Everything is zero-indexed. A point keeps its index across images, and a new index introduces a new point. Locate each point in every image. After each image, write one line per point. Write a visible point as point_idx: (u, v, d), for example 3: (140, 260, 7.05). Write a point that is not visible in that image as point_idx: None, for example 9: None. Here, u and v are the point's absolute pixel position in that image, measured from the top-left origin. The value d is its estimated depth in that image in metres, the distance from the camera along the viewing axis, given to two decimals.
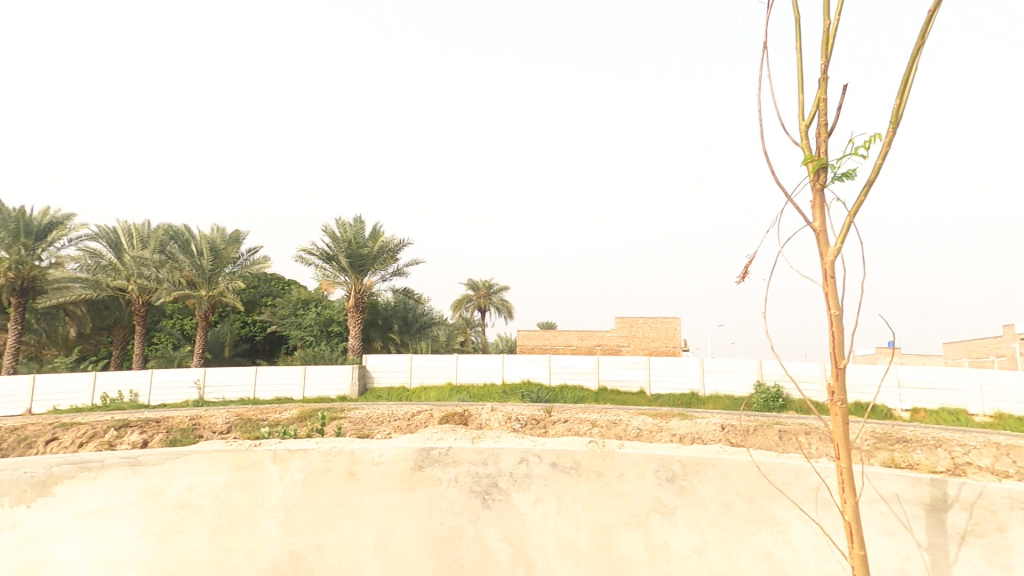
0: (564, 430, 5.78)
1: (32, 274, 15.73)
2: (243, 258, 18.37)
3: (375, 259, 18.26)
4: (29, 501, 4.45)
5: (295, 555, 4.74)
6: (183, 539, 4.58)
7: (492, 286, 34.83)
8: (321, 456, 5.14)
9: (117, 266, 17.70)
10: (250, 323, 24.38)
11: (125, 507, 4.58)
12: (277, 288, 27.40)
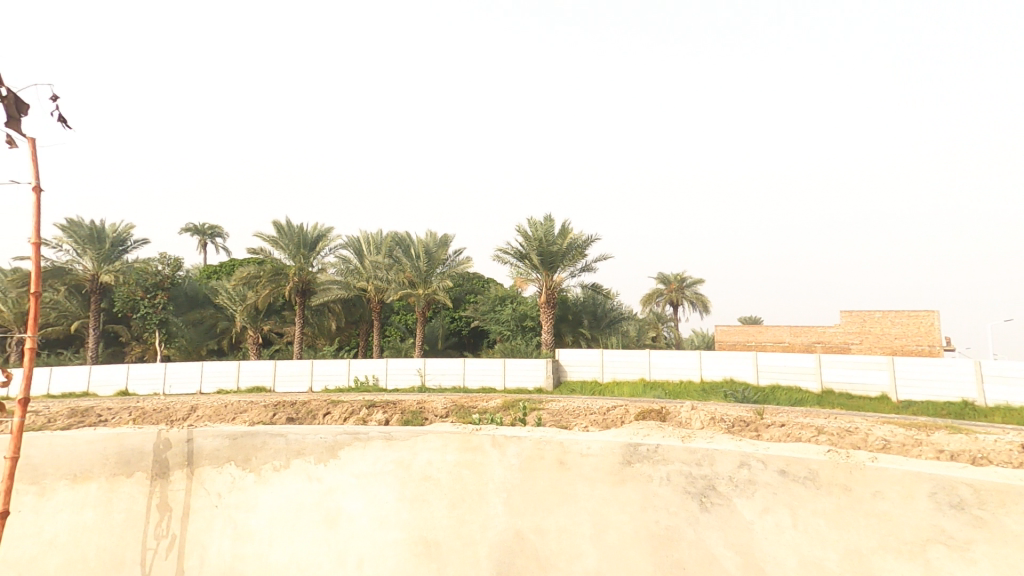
0: (781, 435, 5.14)
1: (308, 278, 22.09)
2: (449, 259, 22.39)
3: (565, 256, 21.18)
4: (326, 460, 5.41)
5: (519, 534, 5.17)
6: (429, 507, 5.35)
7: (684, 280, 39.00)
8: (533, 444, 5.48)
9: (359, 269, 22.69)
10: (456, 318, 30.21)
11: (386, 473, 5.46)
12: (477, 286, 33.05)
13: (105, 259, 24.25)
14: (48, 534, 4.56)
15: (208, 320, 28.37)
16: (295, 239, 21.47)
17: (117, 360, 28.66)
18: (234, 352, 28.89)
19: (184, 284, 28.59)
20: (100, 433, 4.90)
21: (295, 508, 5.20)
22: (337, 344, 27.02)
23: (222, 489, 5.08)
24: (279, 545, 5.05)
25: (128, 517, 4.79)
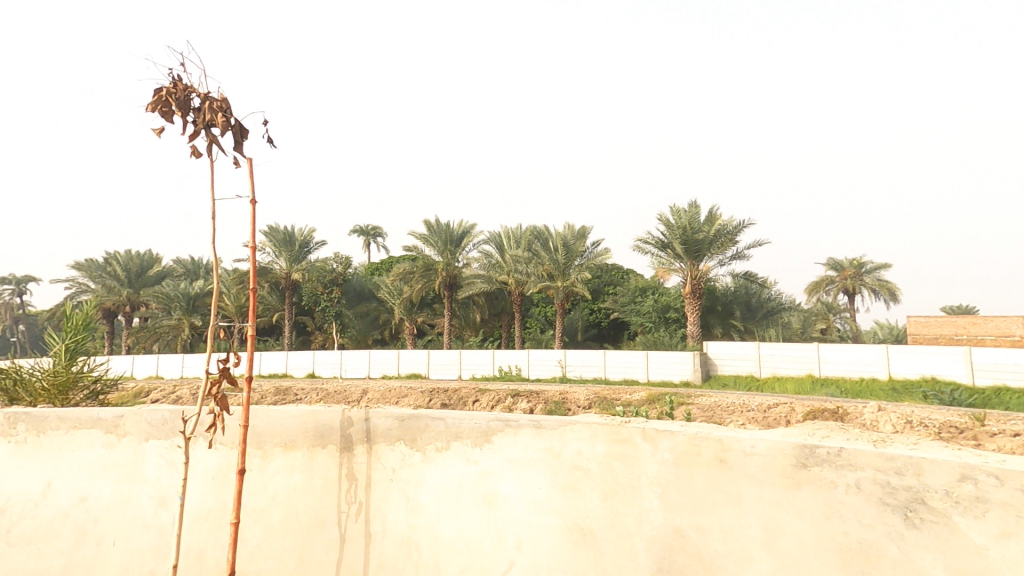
0: (1014, 448, 4.26)
1: (454, 272, 29.49)
2: (587, 251, 27.73)
3: (710, 242, 25.91)
4: (481, 445, 5.73)
5: (679, 530, 4.97)
6: (581, 496, 5.41)
7: (862, 266, 42.25)
8: (688, 440, 5.13)
9: (500, 263, 29.54)
10: (595, 309, 37.33)
11: (537, 460, 5.63)
12: (613, 278, 40.14)
13: (295, 260, 32.68)
14: (268, 492, 5.38)
15: (373, 312, 37.48)
16: (444, 236, 28.92)
17: (305, 346, 38.35)
18: (394, 340, 37.27)
19: (353, 281, 39.09)
20: (300, 409, 5.66)
21: (457, 487, 5.60)
22: (483, 335, 34.86)
23: (395, 464, 5.64)
24: (445, 519, 5.49)
25: (325, 483, 5.49)
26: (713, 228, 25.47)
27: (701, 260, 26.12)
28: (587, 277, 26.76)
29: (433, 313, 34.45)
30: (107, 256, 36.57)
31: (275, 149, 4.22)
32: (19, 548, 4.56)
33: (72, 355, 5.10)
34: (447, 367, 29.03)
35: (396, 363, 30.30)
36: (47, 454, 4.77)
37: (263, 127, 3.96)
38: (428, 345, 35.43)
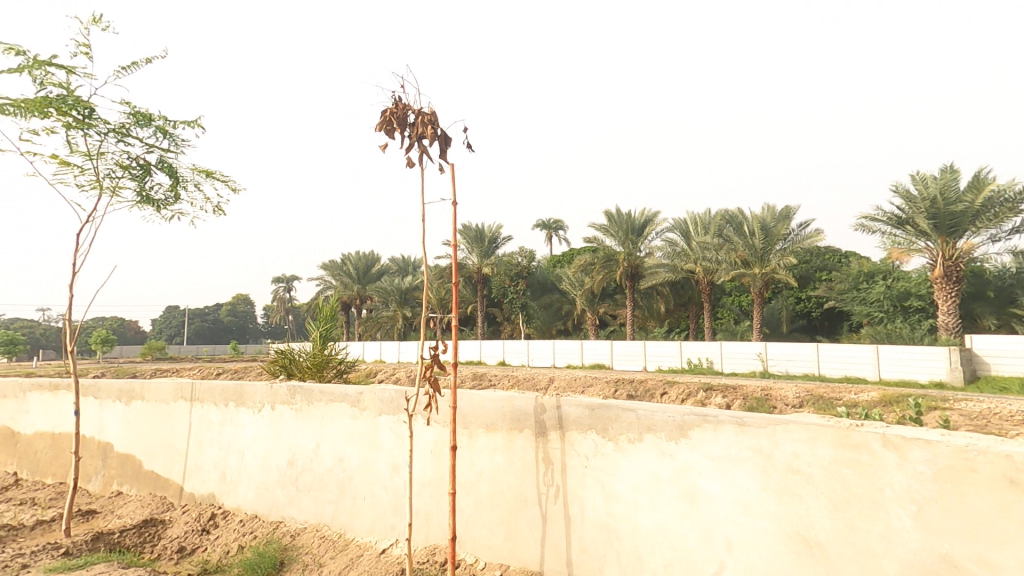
0: None
1: (636, 262, 28.28)
2: (793, 233, 23.74)
3: (971, 213, 20.65)
4: (677, 439, 5.22)
5: (948, 560, 3.66)
6: (803, 503, 4.37)
7: None
8: (955, 451, 3.70)
9: (686, 251, 27.22)
10: (802, 299, 34.87)
11: (743, 460, 4.77)
12: (828, 262, 35.47)
13: (485, 256, 34.75)
14: (476, 468, 5.92)
15: (555, 304, 37.84)
16: (627, 226, 27.72)
17: (496, 336, 40.79)
18: (576, 331, 38.33)
19: (535, 273, 38.96)
20: (497, 394, 6.08)
21: (652, 479, 5.29)
22: (666, 327, 33.55)
23: (588, 452, 5.68)
24: (643, 510, 5.31)
25: (525, 465, 5.80)
26: (982, 195, 20.19)
27: (959, 236, 21.08)
28: (793, 262, 23.20)
29: (614, 304, 34.24)
30: (344, 257, 40.59)
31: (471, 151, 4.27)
32: (303, 494, 5.65)
33: (324, 341, 6.14)
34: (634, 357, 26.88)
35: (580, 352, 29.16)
36: (315, 421, 5.79)
37: (462, 130, 4.02)
38: (610, 336, 35.06)
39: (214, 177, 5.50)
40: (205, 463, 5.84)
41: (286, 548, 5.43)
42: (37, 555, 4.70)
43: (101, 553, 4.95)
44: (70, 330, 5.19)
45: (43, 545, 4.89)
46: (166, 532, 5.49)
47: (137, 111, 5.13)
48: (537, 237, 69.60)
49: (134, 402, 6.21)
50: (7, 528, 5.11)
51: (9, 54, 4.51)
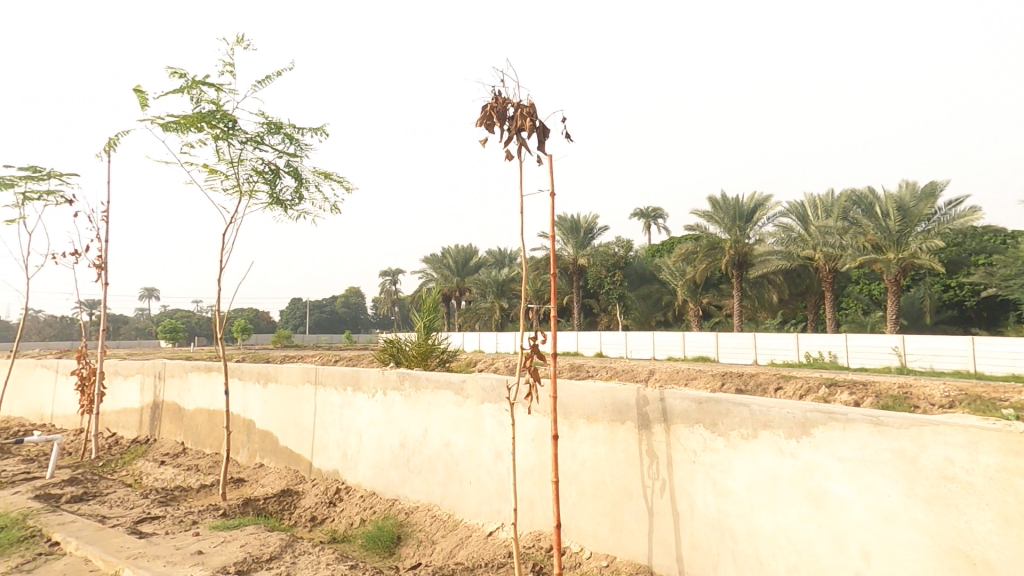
0: None
1: (745, 250, 26.24)
2: (939, 214, 20.74)
3: None
4: (798, 437, 4.71)
5: None
6: (961, 515, 3.85)
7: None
8: None
9: (804, 237, 24.65)
10: (950, 287, 30.85)
11: (880, 463, 4.25)
12: (990, 244, 31.33)
13: (581, 246, 33.26)
14: (578, 458, 5.93)
15: (654, 295, 37.56)
16: (734, 211, 25.68)
17: (592, 327, 40.67)
18: (676, 322, 38.20)
19: (633, 263, 37.29)
20: (597, 385, 6.01)
21: (772, 478, 4.81)
22: (780, 319, 32.73)
23: (696, 447, 5.31)
24: (762, 511, 4.87)
25: (628, 457, 5.69)
26: None
27: None
28: (939, 246, 20.24)
29: (719, 295, 33.18)
30: (443, 250, 40.35)
31: (570, 141, 4.10)
32: (414, 475, 6.02)
33: (428, 331, 6.44)
34: (741, 350, 24.39)
35: (682, 345, 26.77)
36: (423, 406, 6.09)
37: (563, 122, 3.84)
38: (716, 327, 35.74)
39: (332, 178, 5.92)
40: (329, 442, 6.46)
41: (402, 524, 5.87)
42: (203, 515, 5.71)
43: (250, 516, 5.84)
44: (219, 321, 5.88)
45: (207, 506, 5.93)
46: (299, 502, 6.27)
47: (269, 121, 5.62)
48: (643, 228, 61.60)
49: (269, 385, 7.03)
50: (181, 489, 6.26)
51: (174, 77, 5.11)
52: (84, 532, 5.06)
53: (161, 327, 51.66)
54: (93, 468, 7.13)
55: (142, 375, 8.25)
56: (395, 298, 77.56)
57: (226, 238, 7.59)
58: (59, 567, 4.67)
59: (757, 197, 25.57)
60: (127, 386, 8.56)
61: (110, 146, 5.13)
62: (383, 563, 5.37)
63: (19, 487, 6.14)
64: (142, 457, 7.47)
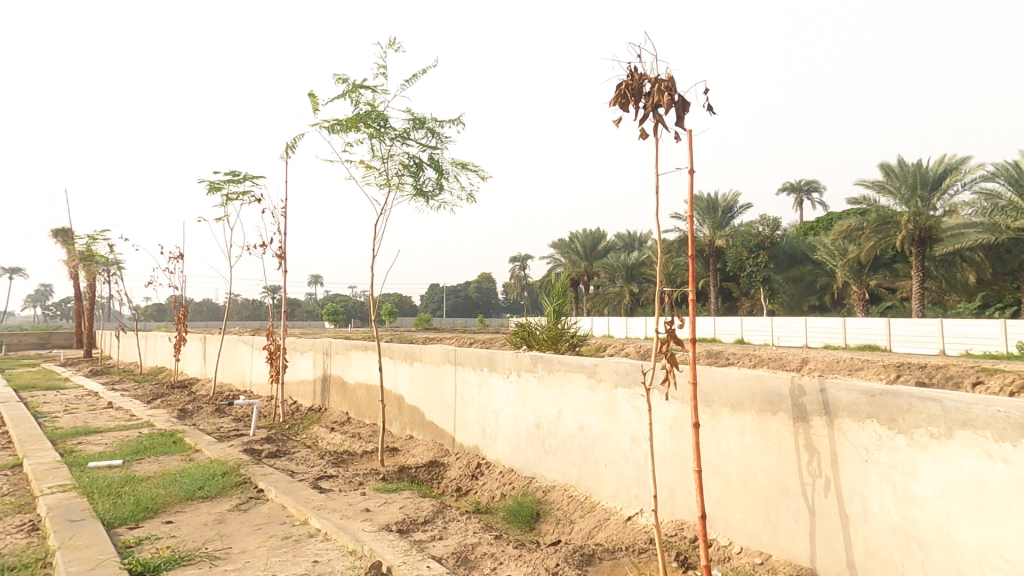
0: None
1: (927, 223, 23.13)
2: None
3: None
4: (1017, 440, 3.81)
5: None
6: None
7: None
8: None
9: (1017, 204, 20.71)
10: None
11: None
12: None
13: (718, 227, 31.91)
14: (723, 449, 5.62)
15: (807, 277, 34.33)
16: (915, 179, 22.61)
17: (729, 312, 37.69)
18: (835, 307, 35.11)
19: (782, 243, 34.76)
20: (742, 372, 5.62)
21: (978, 487, 3.99)
22: (978, 303, 28.23)
23: (869, 445, 4.61)
24: (963, 523, 4.08)
25: (781, 451, 5.20)
26: None
27: None
28: None
29: (892, 275, 30.23)
30: (571, 234, 40.06)
31: (714, 115, 3.82)
32: (550, 454, 6.24)
33: (558, 315, 6.62)
34: (924, 338, 21.05)
35: (843, 332, 23.98)
36: (556, 389, 6.23)
37: (707, 91, 3.53)
38: (887, 313, 31.59)
39: (468, 167, 6.16)
40: (468, 419, 7.04)
41: (540, 501, 6.11)
42: (368, 477, 6.58)
43: (406, 481, 6.57)
44: (373, 305, 6.46)
45: (370, 470, 6.83)
46: (446, 472, 6.90)
47: (415, 117, 5.98)
48: (794, 202, 55.42)
49: (415, 364, 7.85)
50: (349, 453, 7.31)
51: (339, 83, 5.58)
52: (280, 482, 6.18)
53: (325, 309, 59.19)
54: (283, 430, 8.53)
55: (314, 352, 9.49)
56: (524, 282, 79.61)
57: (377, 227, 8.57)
58: (265, 509, 5.79)
59: (949, 160, 22.15)
60: (303, 360, 9.90)
61: (290, 147, 5.82)
62: (526, 536, 5.62)
63: (234, 440, 7.58)
64: (317, 423, 8.68)
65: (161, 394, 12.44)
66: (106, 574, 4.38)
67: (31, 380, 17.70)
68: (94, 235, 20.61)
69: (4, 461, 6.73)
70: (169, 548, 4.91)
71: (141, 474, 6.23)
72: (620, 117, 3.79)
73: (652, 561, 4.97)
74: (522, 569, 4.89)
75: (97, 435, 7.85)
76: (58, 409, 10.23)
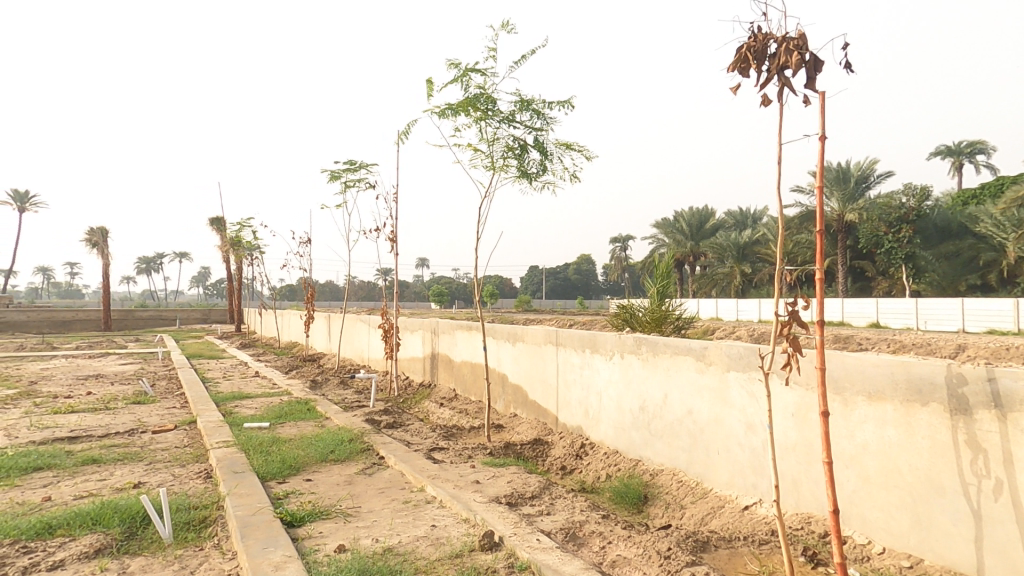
0: None
1: None
2: None
3: None
4: None
5: None
6: None
7: None
8: None
9: None
10: None
11: None
12: None
13: (849, 199, 29.51)
14: (857, 440, 5.13)
15: (965, 253, 30.82)
16: None
17: (863, 293, 34.84)
18: (1003, 288, 29.46)
19: (932, 216, 32.01)
20: (881, 358, 5.04)
21: None
22: None
23: None
24: None
25: (934, 447, 4.59)
26: None
27: None
28: None
29: None
30: (674, 214, 38.32)
31: (852, 72, 3.30)
32: (656, 438, 6.16)
33: (662, 297, 6.51)
34: None
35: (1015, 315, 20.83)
36: (661, 371, 6.13)
37: (847, 45, 3.09)
38: None
39: (571, 148, 6.51)
40: (571, 399, 7.23)
41: (647, 485, 6.04)
42: (475, 451, 6.92)
43: (512, 457, 6.84)
44: (478, 287, 6.64)
45: (477, 444, 7.18)
46: (549, 450, 7.12)
47: (521, 100, 6.51)
48: (950, 168, 48.38)
49: (518, 344, 8.21)
50: (457, 428, 7.74)
51: (453, 70, 6.29)
52: (398, 451, 6.68)
53: (431, 291, 62.74)
54: (398, 403, 9.29)
55: (422, 331, 10.19)
56: (625, 264, 77.92)
57: (482, 210, 8.62)
58: (387, 475, 6.28)
59: None
60: (413, 339, 10.65)
61: (406, 132, 6.39)
62: (634, 517, 5.60)
63: (356, 410, 8.30)
64: (427, 398, 9.34)
65: (296, 366, 13.90)
66: (264, 521, 5.01)
67: (198, 349, 20.81)
68: (240, 225, 23.02)
69: (183, 417, 7.94)
70: (311, 502, 5.51)
71: (284, 436, 7.01)
72: (738, 83, 3.51)
73: (775, 553, 4.72)
74: (634, 551, 4.87)
75: (249, 399, 8.95)
76: (219, 376, 11.89)
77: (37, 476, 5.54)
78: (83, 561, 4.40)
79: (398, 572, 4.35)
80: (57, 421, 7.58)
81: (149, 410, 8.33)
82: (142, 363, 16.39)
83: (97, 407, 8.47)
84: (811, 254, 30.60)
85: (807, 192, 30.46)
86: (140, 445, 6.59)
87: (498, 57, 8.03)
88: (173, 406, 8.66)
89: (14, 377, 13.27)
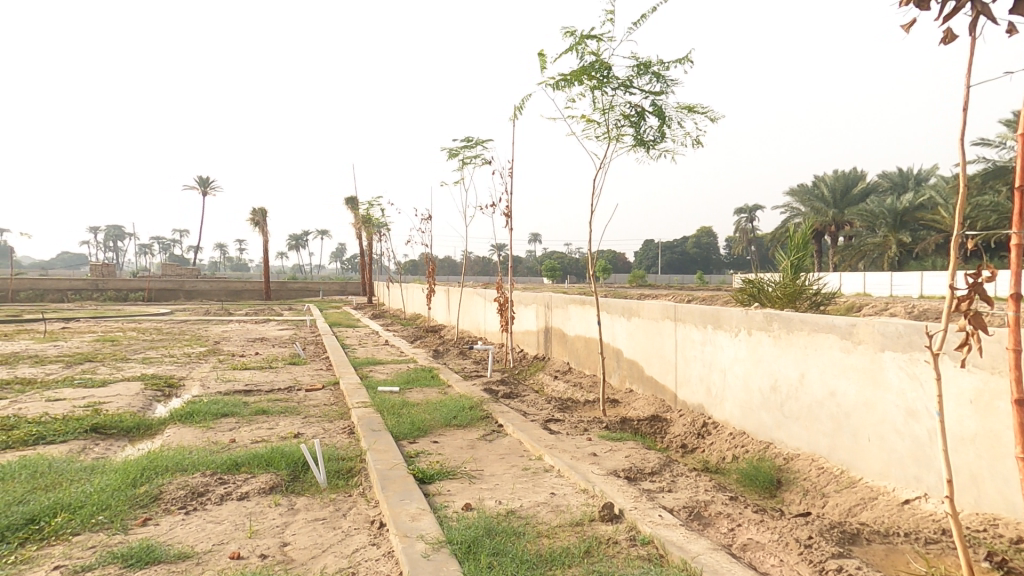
0: None
1: None
2: None
3: None
4: None
5: None
6: None
7: None
8: None
9: None
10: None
11: None
12: None
13: None
14: None
15: None
16: None
17: None
18: None
19: None
20: None
21: None
22: None
23: None
24: None
25: None
26: None
27: None
28: None
29: None
30: (815, 179, 35.32)
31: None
32: (791, 420, 5.76)
33: (798, 271, 6.06)
34: None
35: None
36: (797, 349, 5.70)
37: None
38: None
39: (694, 110, 6.11)
40: (691, 376, 7.10)
41: (781, 469, 5.69)
42: (591, 424, 7.04)
43: (629, 432, 6.86)
44: (590, 261, 6.56)
45: (593, 418, 7.30)
46: (668, 428, 7.04)
47: (639, 63, 6.19)
48: None
49: (634, 319, 8.24)
50: (571, 400, 7.90)
51: (569, 38, 6.17)
52: (516, 421, 6.97)
53: (545, 265, 64.77)
54: (513, 374, 9.73)
55: (536, 305, 10.51)
56: (751, 236, 72.64)
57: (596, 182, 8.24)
58: (506, 442, 6.57)
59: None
60: (527, 313, 11.02)
61: (521, 107, 6.42)
62: (766, 502, 5.28)
63: (475, 380, 8.81)
64: (540, 370, 9.67)
65: (420, 336, 15.00)
66: (399, 475, 5.45)
67: (338, 318, 23.43)
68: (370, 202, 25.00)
69: (328, 377, 8.94)
70: (439, 462, 5.89)
71: (413, 401, 7.59)
72: (914, 19, 2.70)
73: (948, 555, 4.14)
74: (767, 536, 4.59)
75: (382, 365, 9.79)
76: (357, 342, 13.26)
77: (224, 421, 6.56)
78: (261, 494, 5.10)
79: (522, 534, 4.50)
80: (236, 374, 8.95)
81: (303, 370, 9.47)
82: (295, 328, 18.94)
83: (263, 365, 9.85)
84: (995, 218, 26.89)
85: (994, 145, 25.70)
86: (297, 400, 7.55)
87: (615, 19, 7.43)
88: (320, 367, 9.81)
89: (204, 336, 16.06)
